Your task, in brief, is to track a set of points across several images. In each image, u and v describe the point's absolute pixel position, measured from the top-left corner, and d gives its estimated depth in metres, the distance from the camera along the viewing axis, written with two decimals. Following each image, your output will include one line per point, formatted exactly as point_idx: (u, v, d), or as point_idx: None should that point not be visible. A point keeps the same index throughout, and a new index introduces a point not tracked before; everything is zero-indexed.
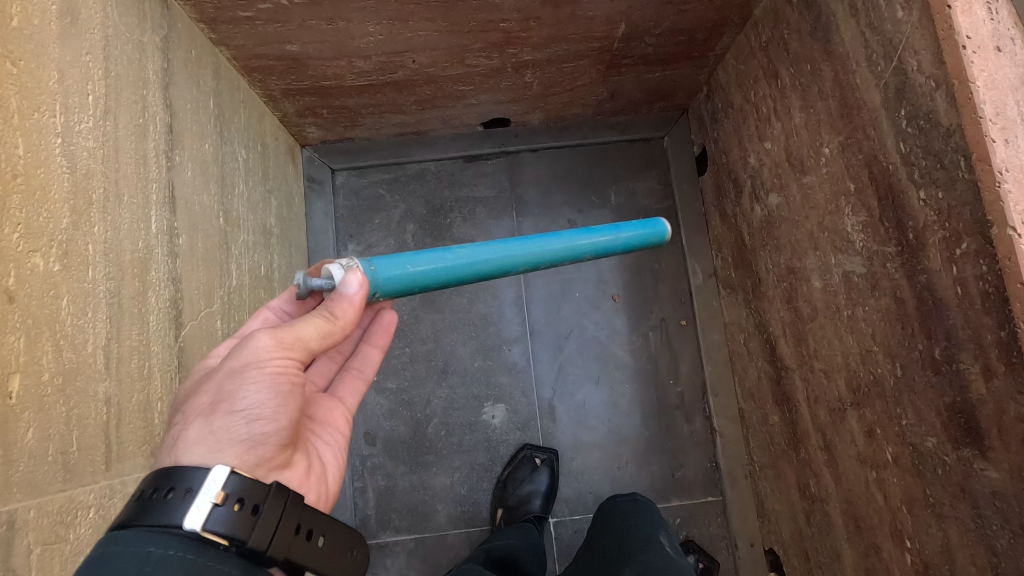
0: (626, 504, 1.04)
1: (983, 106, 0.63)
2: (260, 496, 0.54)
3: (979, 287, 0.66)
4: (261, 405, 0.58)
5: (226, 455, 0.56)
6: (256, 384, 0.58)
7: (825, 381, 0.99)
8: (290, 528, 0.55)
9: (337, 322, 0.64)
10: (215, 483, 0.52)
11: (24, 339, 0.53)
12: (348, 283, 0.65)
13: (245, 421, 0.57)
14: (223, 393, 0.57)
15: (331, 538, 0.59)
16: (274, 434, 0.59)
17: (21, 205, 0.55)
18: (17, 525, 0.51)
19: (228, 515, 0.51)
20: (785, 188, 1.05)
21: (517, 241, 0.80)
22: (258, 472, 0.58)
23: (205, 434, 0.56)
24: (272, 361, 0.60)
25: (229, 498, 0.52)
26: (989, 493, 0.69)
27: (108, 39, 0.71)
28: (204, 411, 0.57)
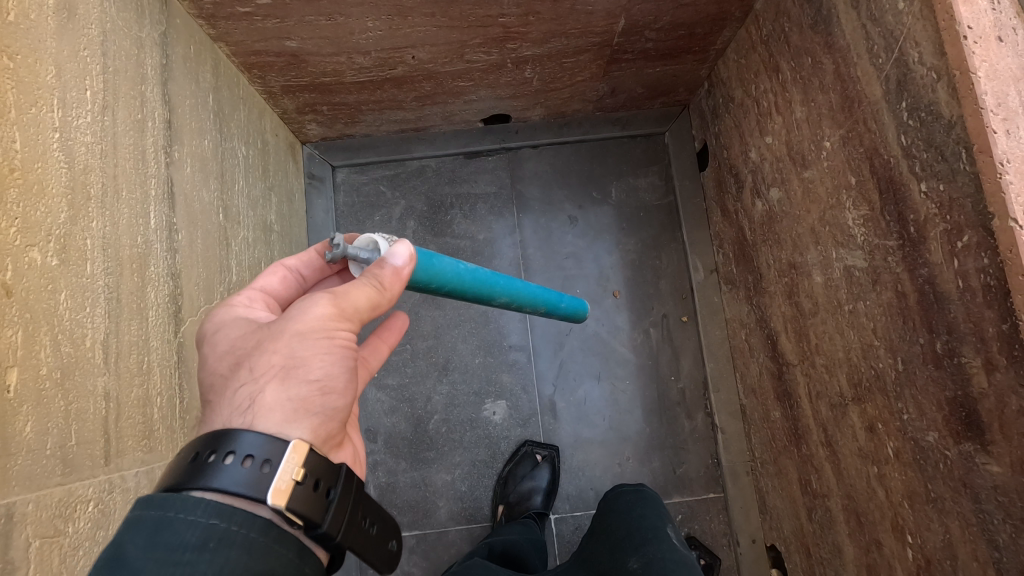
0: (632, 496, 1.02)
1: (984, 97, 0.62)
2: (334, 478, 0.53)
3: (980, 280, 0.65)
4: (334, 377, 0.57)
5: (305, 427, 0.54)
6: (328, 354, 0.56)
7: (827, 376, 0.99)
8: (354, 515, 0.54)
9: (392, 295, 0.61)
10: (295, 458, 0.50)
11: (22, 334, 0.54)
12: (395, 255, 0.61)
13: (319, 392, 0.56)
14: (294, 359, 0.55)
15: (384, 528, 0.58)
16: (345, 404, 0.59)
17: (19, 200, 0.55)
18: (16, 518, 0.51)
19: (304, 494, 0.50)
20: (786, 182, 1.05)
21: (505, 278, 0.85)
22: (329, 443, 0.58)
23: (281, 401, 0.53)
24: (343, 332, 0.58)
25: (308, 478, 0.50)
26: (991, 488, 0.68)
27: (106, 34, 0.71)
28: (275, 377, 0.54)
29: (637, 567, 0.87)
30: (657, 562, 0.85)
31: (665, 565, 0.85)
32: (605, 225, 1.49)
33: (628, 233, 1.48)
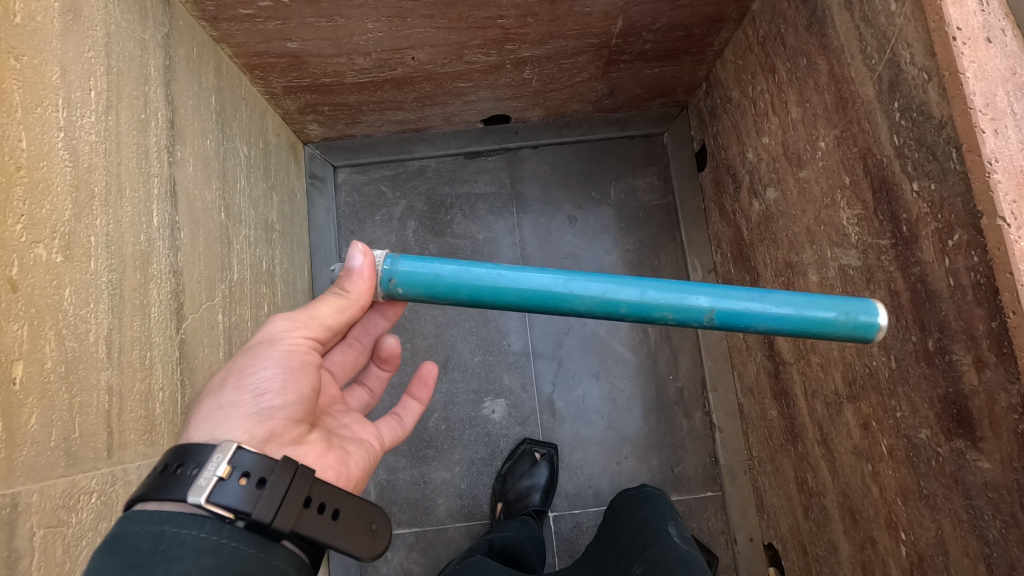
0: (636, 497, 1.04)
1: (972, 97, 0.64)
2: (266, 470, 0.55)
3: (971, 278, 0.66)
4: (270, 380, 0.63)
5: (237, 428, 0.60)
6: (269, 360, 0.64)
7: (822, 374, 0.99)
8: (298, 500, 0.55)
9: (351, 298, 0.70)
10: (222, 458, 0.54)
11: (27, 328, 0.55)
12: (353, 257, 0.70)
13: (254, 395, 0.62)
14: (236, 368, 0.64)
15: (350, 512, 0.59)
16: (281, 409, 0.63)
17: (24, 198, 0.56)
18: (20, 508, 0.52)
19: (232, 489, 0.52)
20: (782, 182, 1.06)
21: (583, 276, 0.72)
22: (268, 446, 0.61)
23: (218, 407, 0.61)
24: (286, 338, 0.67)
25: (234, 473, 0.53)
26: (981, 484, 0.69)
27: (111, 36, 0.72)
28: (219, 388, 0.63)
29: (640, 570, 0.87)
30: (658, 561, 0.86)
31: (665, 563, 0.85)
32: (604, 225, 1.49)
33: (627, 233, 1.49)
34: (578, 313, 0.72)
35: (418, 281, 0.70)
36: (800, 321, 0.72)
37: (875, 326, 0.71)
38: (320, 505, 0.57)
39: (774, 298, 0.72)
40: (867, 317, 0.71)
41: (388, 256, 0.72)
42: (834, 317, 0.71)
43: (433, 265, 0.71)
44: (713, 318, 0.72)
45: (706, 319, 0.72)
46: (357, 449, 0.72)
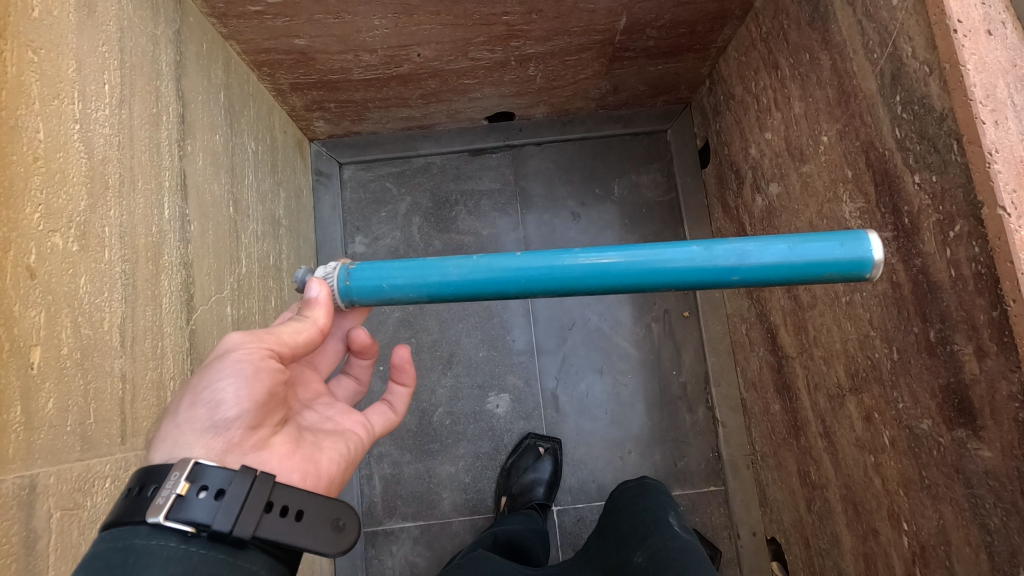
0: (636, 488, 1.04)
1: (973, 89, 0.64)
2: (225, 480, 0.52)
3: (972, 269, 0.67)
4: (225, 398, 0.58)
5: (193, 445, 0.56)
6: (224, 376, 0.58)
7: (824, 368, 1.00)
8: (258, 506, 0.51)
9: (310, 321, 0.67)
10: (180, 476, 0.51)
11: (45, 314, 0.56)
12: (312, 290, 0.69)
13: (207, 410, 0.57)
14: (190, 384, 0.59)
15: (317, 512, 0.55)
16: (238, 423, 0.58)
17: (42, 187, 0.57)
18: (38, 489, 0.53)
19: (189, 504, 0.49)
20: (785, 177, 1.07)
21: (535, 266, 0.69)
22: (228, 458, 0.57)
23: (174, 424, 0.57)
24: (239, 350, 0.60)
25: (192, 488, 0.50)
26: (982, 473, 0.69)
27: (124, 31, 0.73)
28: (175, 406, 0.58)
29: (642, 560, 0.88)
30: (660, 551, 0.86)
31: (669, 553, 0.86)
32: (607, 221, 1.50)
33: (630, 229, 1.50)
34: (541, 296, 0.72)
35: (376, 298, 0.72)
36: (783, 270, 0.67)
37: (871, 262, 0.65)
38: (284, 509, 0.53)
39: (752, 254, 0.67)
40: (857, 260, 0.65)
41: (342, 273, 0.72)
42: (820, 265, 0.66)
43: (382, 281, 0.71)
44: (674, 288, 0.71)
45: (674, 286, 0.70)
46: (333, 442, 0.68)
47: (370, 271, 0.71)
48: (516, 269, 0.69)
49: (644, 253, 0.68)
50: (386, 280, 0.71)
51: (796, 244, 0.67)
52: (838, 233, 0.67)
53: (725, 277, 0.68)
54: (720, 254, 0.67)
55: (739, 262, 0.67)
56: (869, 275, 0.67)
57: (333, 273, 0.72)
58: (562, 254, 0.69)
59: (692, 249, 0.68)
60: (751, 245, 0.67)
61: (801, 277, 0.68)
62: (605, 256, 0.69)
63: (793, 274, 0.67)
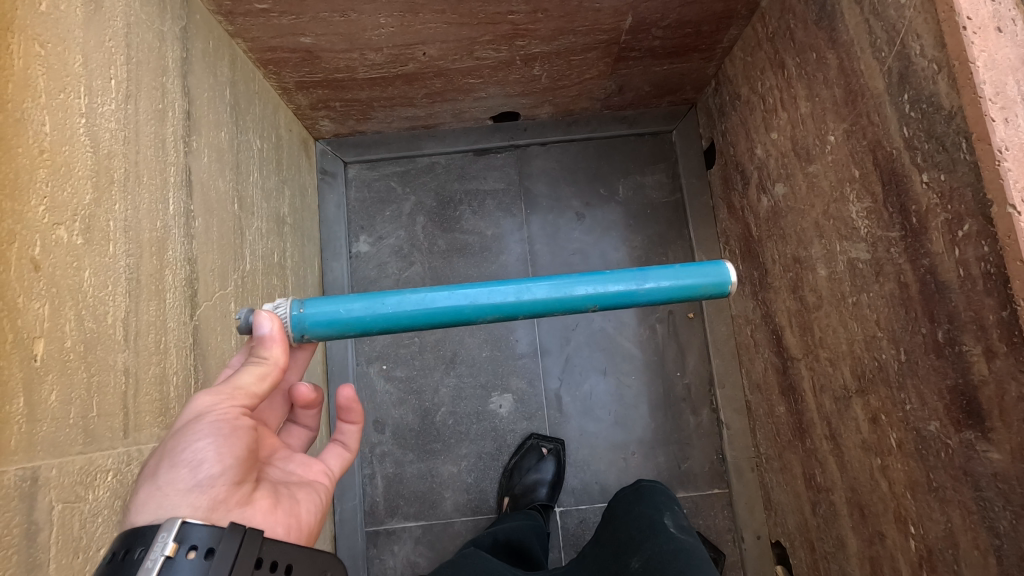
0: (632, 494, 1.03)
1: (982, 86, 0.64)
2: (214, 539, 0.50)
3: (981, 268, 0.66)
4: (205, 453, 0.57)
5: (178, 506, 0.54)
6: (200, 434, 0.58)
7: (830, 369, 0.99)
8: (250, 564, 0.51)
9: (270, 362, 0.65)
10: (167, 536, 0.49)
11: (49, 306, 0.56)
12: (262, 324, 0.66)
13: (189, 469, 0.56)
14: (166, 450, 0.57)
15: (305, 565, 0.56)
16: (222, 476, 0.57)
17: (47, 180, 0.57)
18: (40, 482, 0.53)
19: (179, 568, 0.48)
20: (790, 177, 1.06)
21: (483, 291, 0.74)
22: (215, 516, 0.55)
23: (152, 491, 0.54)
24: (214, 410, 0.60)
25: (181, 549, 0.49)
26: (991, 475, 0.69)
27: (130, 26, 0.74)
28: (151, 472, 0.56)
29: (637, 564, 0.88)
30: (656, 555, 0.86)
31: (665, 555, 0.85)
32: (612, 222, 1.50)
33: (635, 229, 1.49)
34: (491, 321, 0.76)
35: (329, 327, 0.71)
36: (672, 289, 0.77)
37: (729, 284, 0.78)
38: (273, 564, 0.53)
39: (649, 276, 0.76)
40: (723, 279, 0.78)
41: (290, 308, 0.71)
42: (696, 283, 0.77)
43: (338, 308, 0.71)
44: (597, 308, 0.77)
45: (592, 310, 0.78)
46: (306, 492, 0.68)
47: (325, 300, 0.72)
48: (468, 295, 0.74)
49: (568, 286, 0.75)
50: (343, 308, 0.71)
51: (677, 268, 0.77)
52: (700, 261, 0.78)
53: (631, 295, 0.76)
54: (619, 278, 0.76)
55: (638, 284, 0.76)
56: (728, 292, 0.78)
57: (283, 308, 0.70)
58: (505, 282, 0.75)
59: (607, 278, 0.76)
60: (648, 270, 0.77)
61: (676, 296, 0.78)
62: (538, 290, 0.75)
63: (676, 294, 0.77)
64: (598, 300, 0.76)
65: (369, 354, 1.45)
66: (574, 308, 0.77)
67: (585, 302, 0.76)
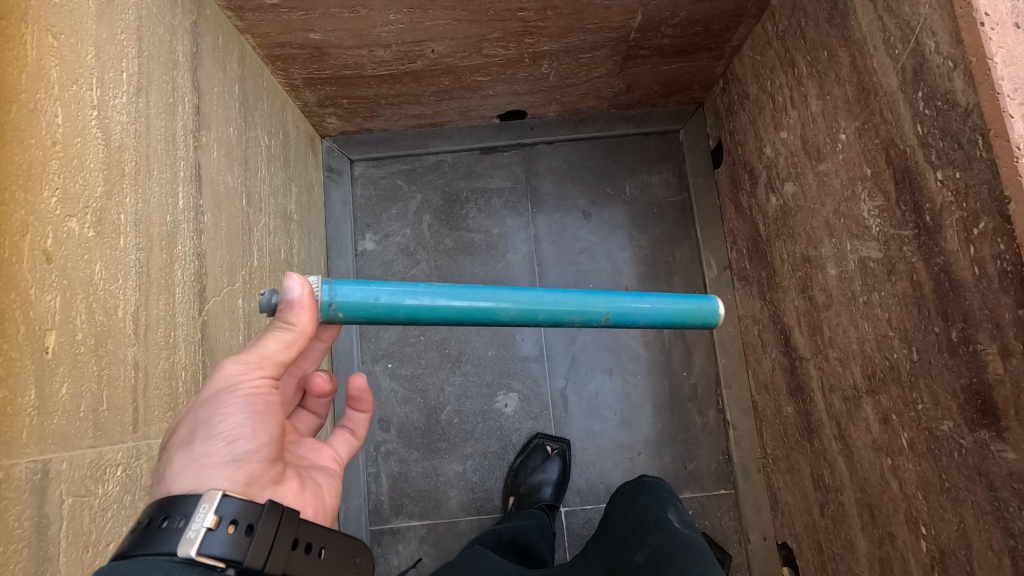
0: (635, 489, 1.01)
1: (1001, 83, 0.63)
2: (253, 515, 0.52)
3: (997, 266, 0.66)
4: (239, 427, 0.58)
5: (215, 479, 0.55)
6: (232, 407, 0.58)
7: (839, 369, 0.99)
8: (286, 543, 0.53)
9: (297, 330, 0.62)
10: (208, 508, 0.50)
11: (60, 299, 0.56)
12: (289, 288, 0.62)
13: (224, 443, 0.57)
14: (199, 420, 0.57)
15: (336, 550, 0.57)
16: (257, 451, 0.59)
17: (60, 171, 0.57)
18: (50, 475, 0.53)
19: (220, 539, 0.49)
20: (800, 176, 1.06)
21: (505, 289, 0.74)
22: (251, 491, 0.57)
23: (188, 462, 0.55)
24: (245, 383, 0.59)
25: (222, 522, 0.50)
26: (1006, 475, 0.68)
27: (142, 20, 0.73)
28: (185, 442, 0.57)
29: (642, 560, 0.87)
30: (661, 549, 0.85)
31: (670, 550, 0.84)
32: (618, 222, 1.49)
33: (641, 229, 1.49)
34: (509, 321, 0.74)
35: (362, 301, 0.67)
36: (668, 314, 0.79)
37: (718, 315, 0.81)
38: (308, 545, 0.55)
39: (652, 300, 0.79)
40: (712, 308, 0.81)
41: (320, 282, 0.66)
42: (688, 308, 0.80)
43: (371, 283, 0.68)
44: (610, 320, 0.77)
45: (606, 320, 0.77)
46: (326, 475, 0.70)
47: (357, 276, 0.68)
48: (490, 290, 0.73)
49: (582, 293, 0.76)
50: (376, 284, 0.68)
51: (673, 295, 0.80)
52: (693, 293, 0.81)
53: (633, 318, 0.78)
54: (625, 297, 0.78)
55: (642, 307, 0.78)
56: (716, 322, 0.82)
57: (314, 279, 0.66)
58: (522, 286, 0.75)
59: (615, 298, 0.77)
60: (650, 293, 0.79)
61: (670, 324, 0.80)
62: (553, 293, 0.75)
63: (672, 318, 0.80)
64: (612, 309, 0.76)
65: (374, 352, 1.44)
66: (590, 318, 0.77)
67: (602, 310, 0.76)
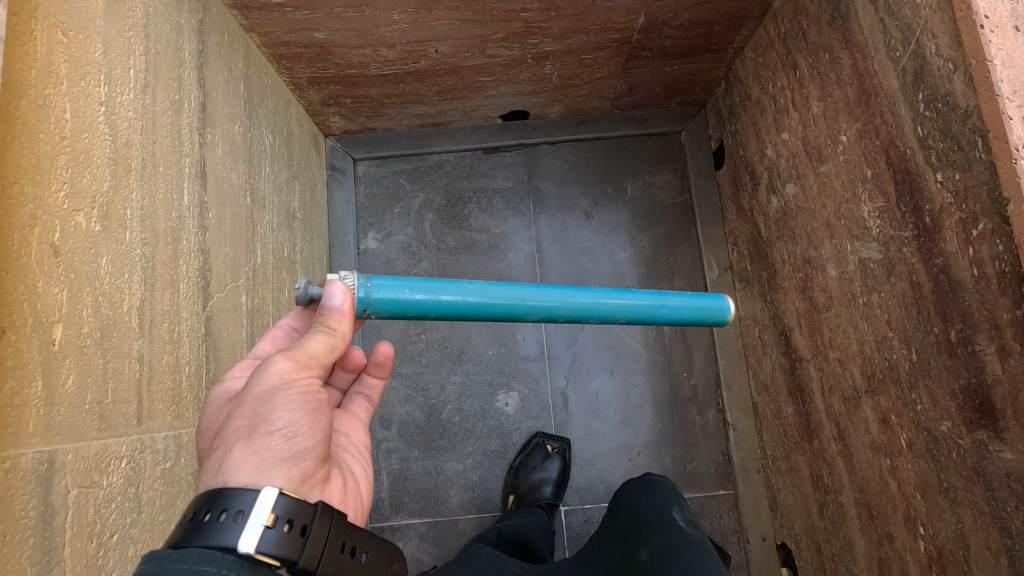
0: (639, 486, 1.02)
1: (1000, 85, 0.64)
2: (308, 516, 0.54)
3: (995, 267, 0.66)
4: (296, 423, 0.59)
5: (275, 475, 0.56)
6: (290, 403, 0.59)
7: (839, 369, 0.99)
8: (336, 547, 0.55)
9: (340, 334, 0.66)
10: (266, 506, 0.51)
11: (67, 292, 0.56)
12: (332, 294, 0.65)
13: (284, 439, 0.58)
14: (257, 414, 0.58)
15: (374, 553, 0.60)
16: (312, 449, 0.60)
17: (67, 166, 0.58)
18: (56, 465, 0.54)
19: (279, 537, 0.50)
20: (802, 177, 1.06)
21: (535, 292, 0.75)
22: (303, 489, 0.58)
23: (249, 455, 0.56)
24: (300, 379, 0.61)
25: (280, 521, 0.51)
26: (1004, 475, 0.68)
27: (149, 18, 0.74)
28: (242, 436, 0.57)
29: (646, 557, 0.87)
30: (665, 547, 0.86)
31: (675, 547, 0.85)
32: (619, 222, 1.50)
33: (642, 229, 1.49)
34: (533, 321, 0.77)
35: (394, 305, 0.70)
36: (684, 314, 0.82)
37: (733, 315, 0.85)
38: (352, 549, 0.57)
39: (673, 298, 0.82)
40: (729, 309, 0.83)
41: (357, 278, 0.68)
42: (704, 309, 0.83)
43: (405, 288, 0.70)
44: (625, 320, 0.81)
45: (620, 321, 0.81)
46: (360, 464, 0.73)
47: (392, 278, 0.70)
48: (521, 293, 0.74)
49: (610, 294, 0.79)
50: (409, 288, 0.70)
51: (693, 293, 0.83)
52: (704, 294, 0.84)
53: (654, 313, 0.81)
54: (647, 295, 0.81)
55: (664, 303, 0.81)
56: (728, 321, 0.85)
57: (350, 280, 0.68)
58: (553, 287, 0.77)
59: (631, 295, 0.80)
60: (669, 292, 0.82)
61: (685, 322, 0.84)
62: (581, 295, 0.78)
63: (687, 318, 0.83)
64: (627, 313, 0.80)
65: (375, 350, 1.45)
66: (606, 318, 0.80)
67: (618, 312, 0.79)
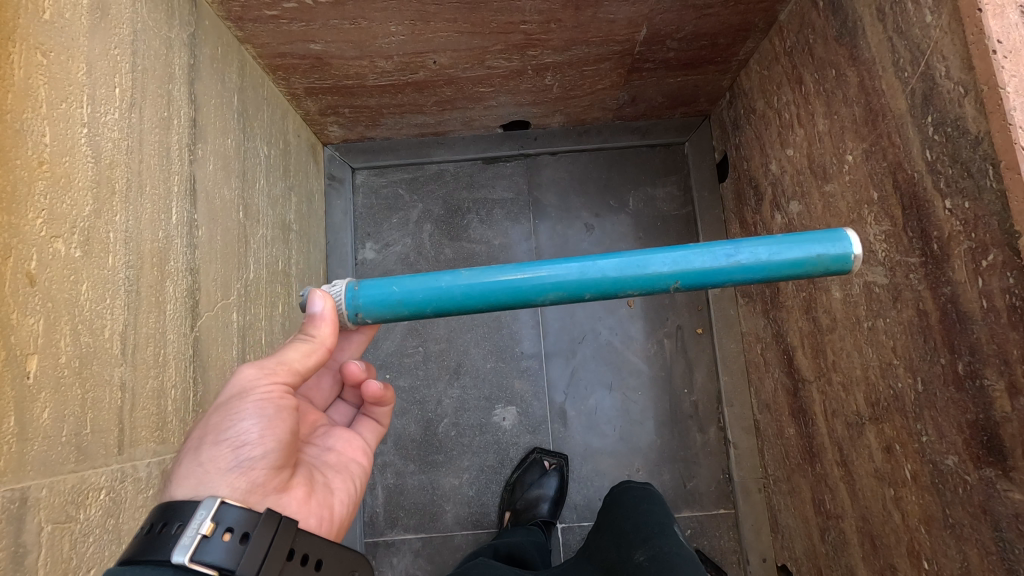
0: (639, 491, 1.00)
1: (1013, 113, 0.61)
2: (251, 524, 0.52)
3: (1005, 300, 0.64)
4: (249, 433, 0.58)
5: (215, 485, 0.55)
6: (244, 413, 0.59)
7: (842, 394, 0.97)
8: (282, 553, 0.53)
9: (317, 342, 0.66)
10: (206, 514, 0.51)
11: (44, 322, 0.55)
12: (314, 302, 0.67)
13: (231, 449, 0.57)
14: (210, 425, 0.58)
15: (332, 560, 0.58)
16: (262, 459, 0.59)
17: (46, 191, 0.56)
18: (29, 502, 0.52)
19: (217, 547, 0.50)
20: (806, 195, 1.03)
21: (545, 266, 0.68)
22: (251, 499, 0.57)
23: (195, 466, 0.56)
24: (258, 387, 0.61)
25: (218, 530, 0.50)
26: (1013, 516, 0.66)
27: (137, 33, 0.72)
28: (194, 447, 0.58)
29: (643, 558, 0.84)
30: (664, 554, 0.83)
31: (674, 557, 0.82)
32: (621, 234, 1.47)
33: (644, 242, 1.47)
34: (553, 302, 0.69)
35: (381, 304, 0.68)
36: (769, 264, 0.68)
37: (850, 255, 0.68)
38: (304, 556, 0.55)
39: (746, 248, 0.68)
40: (838, 250, 0.68)
41: (346, 286, 0.69)
42: (805, 257, 0.67)
43: (391, 284, 0.68)
44: (680, 286, 0.69)
45: (673, 289, 0.69)
46: (342, 480, 0.71)
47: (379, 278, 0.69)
48: (529, 268, 0.68)
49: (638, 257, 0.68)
50: (396, 286, 0.68)
51: (777, 239, 0.68)
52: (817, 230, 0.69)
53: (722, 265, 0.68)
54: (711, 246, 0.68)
55: (733, 251, 0.68)
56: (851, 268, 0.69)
57: (339, 286, 0.69)
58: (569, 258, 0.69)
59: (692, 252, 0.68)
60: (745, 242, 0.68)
61: (790, 273, 0.69)
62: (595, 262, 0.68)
63: (781, 270, 0.68)
64: (681, 278, 0.68)
65: (372, 361, 1.43)
66: (652, 288, 0.69)
67: (666, 280, 0.68)
